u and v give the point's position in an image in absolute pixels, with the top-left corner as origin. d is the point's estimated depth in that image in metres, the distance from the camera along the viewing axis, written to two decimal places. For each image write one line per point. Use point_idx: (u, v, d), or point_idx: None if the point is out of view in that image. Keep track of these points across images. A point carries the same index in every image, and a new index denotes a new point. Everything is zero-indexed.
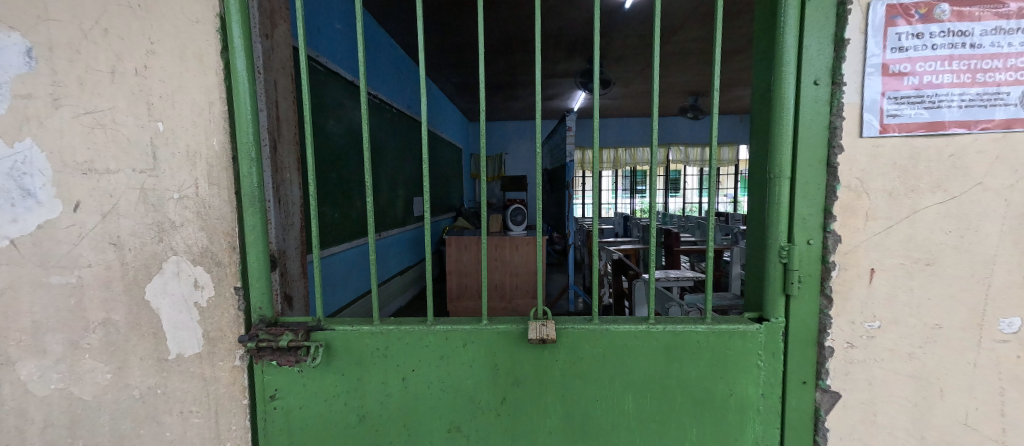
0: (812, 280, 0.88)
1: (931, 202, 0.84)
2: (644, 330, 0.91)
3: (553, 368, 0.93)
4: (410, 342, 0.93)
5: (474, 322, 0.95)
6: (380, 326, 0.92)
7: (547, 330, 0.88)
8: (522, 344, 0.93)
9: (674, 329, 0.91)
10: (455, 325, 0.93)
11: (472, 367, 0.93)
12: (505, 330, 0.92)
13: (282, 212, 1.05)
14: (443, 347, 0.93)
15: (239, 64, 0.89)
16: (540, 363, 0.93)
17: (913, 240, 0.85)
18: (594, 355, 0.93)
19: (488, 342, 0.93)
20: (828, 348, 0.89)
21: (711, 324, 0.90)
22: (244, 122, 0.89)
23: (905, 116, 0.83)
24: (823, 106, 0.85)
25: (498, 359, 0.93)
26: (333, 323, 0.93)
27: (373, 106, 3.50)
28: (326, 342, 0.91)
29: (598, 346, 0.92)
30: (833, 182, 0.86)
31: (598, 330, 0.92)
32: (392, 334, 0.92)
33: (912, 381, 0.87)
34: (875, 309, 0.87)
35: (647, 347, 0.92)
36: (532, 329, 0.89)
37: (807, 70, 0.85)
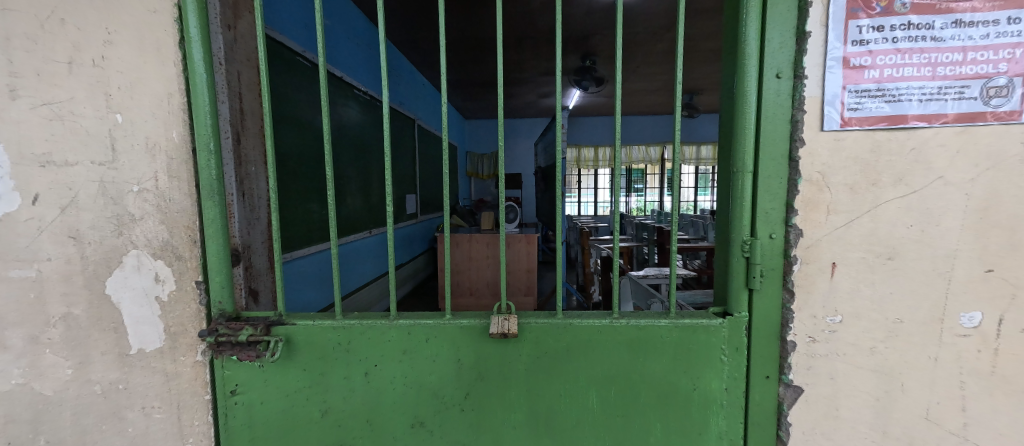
0: (775, 274, 0.88)
1: (892, 196, 0.84)
2: (608, 325, 0.91)
3: (517, 364, 0.93)
4: (372, 337, 0.92)
5: (437, 316, 0.94)
6: (342, 320, 0.91)
7: (509, 324, 0.88)
8: (484, 338, 0.92)
9: (638, 324, 0.90)
10: (419, 320, 0.92)
11: (436, 362, 0.93)
12: (467, 324, 0.92)
13: (247, 206, 1.04)
14: (406, 342, 0.92)
15: (196, 56, 0.88)
16: (503, 358, 0.92)
17: (874, 234, 0.85)
18: (559, 350, 0.92)
19: (451, 337, 0.92)
20: (790, 342, 0.89)
21: (675, 319, 0.90)
22: (202, 114, 0.89)
23: (866, 110, 0.82)
24: (785, 99, 0.85)
25: (462, 354, 0.93)
26: (294, 316, 0.93)
27: (363, 103, 3.49)
28: (288, 336, 0.90)
29: (561, 340, 0.92)
30: (795, 176, 0.85)
31: (561, 325, 0.91)
32: (355, 329, 0.91)
33: (874, 374, 0.88)
34: (837, 303, 0.87)
35: (610, 342, 0.91)
36: (493, 323, 0.88)
37: (768, 63, 0.84)
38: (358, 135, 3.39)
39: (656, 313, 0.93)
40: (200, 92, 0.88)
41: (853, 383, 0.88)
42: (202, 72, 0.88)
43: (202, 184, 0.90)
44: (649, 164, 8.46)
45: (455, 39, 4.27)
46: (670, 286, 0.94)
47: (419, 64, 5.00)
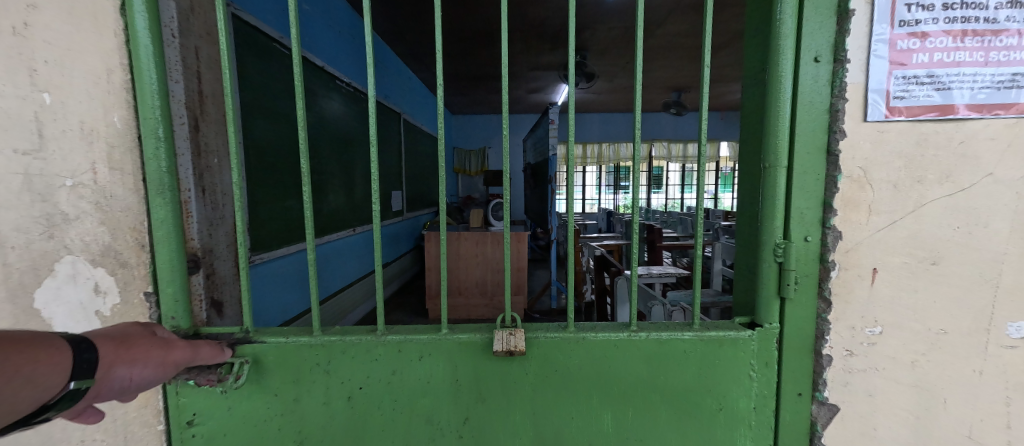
0: (809, 281, 0.79)
1: (938, 195, 0.76)
2: (625, 339, 0.81)
3: (522, 383, 0.82)
4: (356, 355, 0.79)
5: (432, 330, 0.82)
6: (320, 337, 0.78)
7: (515, 340, 0.77)
8: (486, 355, 0.81)
9: (659, 337, 0.81)
10: (410, 335, 0.80)
11: (429, 383, 0.81)
12: (466, 339, 0.80)
13: (207, 204, 0.87)
14: (395, 361, 0.80)
15: (139, 24, 0.74)
16: (507, 376, 0.81)
17: (917, 237, 0.77)
18: (571, 367, 0.82)
19: (448, 354, 0.81)
20: (826, 356, 0.80)
21: (700, 332, 0.81)
22: (147, 94, 0.74)
23: (913, 98, 0.73)
24: (824, 86, 0.76)
25: (460, 373, 0.81)
26: (263, 332, 0.79)
27: (346, 95, 3.31)
28: (255, 356, 0.77)
29: (573, 357, 0.81)
30: (834, 172, 0.76)
31: (573, 339, 0.81)
32: (336, 346, 0.79)
33: (913, 391, 0.80)
34: (877, 313, 0.79)
35: (629, 358, 0.81)
36: (496, 339, 0.78)
37: (806, 45, 0.75)
38: (341, 129, 3.21)
39: (678, 324, 0.84)
40: (145, 66, 0.74)
41: (890, 399, 0.80)
42: (145, 43, 0.74)
43: (149, 177, 0.76)
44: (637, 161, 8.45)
45: (441, 30, 4.11)
46: (694, 294, 0.85)
47: (405, 56, 4.82)
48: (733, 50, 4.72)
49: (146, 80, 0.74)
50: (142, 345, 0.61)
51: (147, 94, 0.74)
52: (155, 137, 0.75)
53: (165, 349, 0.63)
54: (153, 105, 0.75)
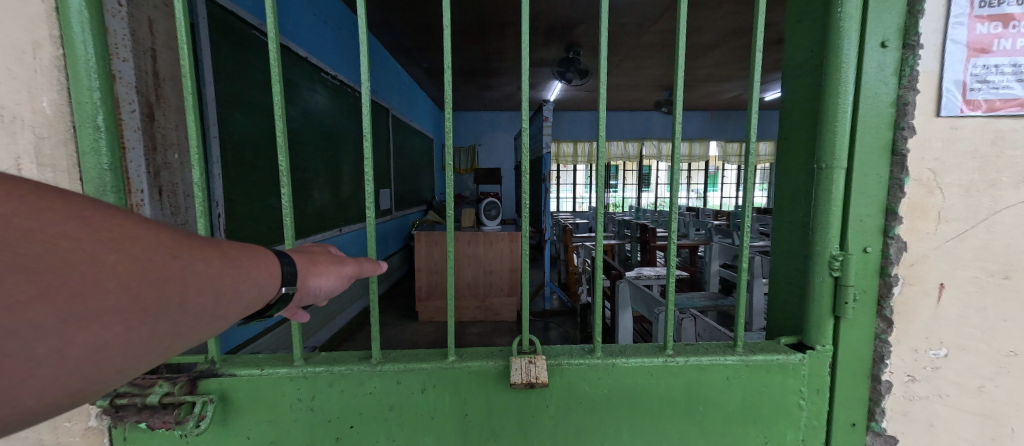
0: (868, 298, 0.70)
1: (1015, 201, 0.67)
2: (660, 365, 0.71)
3: (542, 417, 0.71)
4: (346, 389, 0.67)
5: (437, 357, 0.70)
6: (303, 368, 0.66)
7: (537, 370, 0.66)
8: (501, 386, 0.69)
9: (698, 362, 0.72)
10: (412, 364, 0.68)
11: (434, 420, 0.69)
12: (478, 368, 0.69)
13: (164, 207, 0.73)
14: (393, 395, 0.68)
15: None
16: (525, 410, 0.70)
17: (990, 248, 0.68)
18: (599, 397, 0.71)
19: (456, 386, 0.69)
20: (884, 383, 0.71)
21: (743, 356, 0.72)
22: (80, 70, 0.60)
23: (992, 91, 0.64)
24: (890, 75, 0.66)
25: (470, 407, 0.70)
26: (233, 363, 0.66)
27: (331, 88, 3.13)
28: (223, 392, 0.64)
29: (601, 386, 0.71)
30: (900, 174, 0.67)
31: (601, 366, 0.71)
32: (321, 379, 0.66)
33: (979, 420, 0.71)
34: (942, 333, 0.70)
35: (664, 386, 0.72)
36: (515, 368, 0.66)
37: (873, 27, 0.65)
38: (326, 123, 3.04)
39: (717, 347, 0.75)
40: (79, 36, 0.60)
41: (953, 429, 0.72)
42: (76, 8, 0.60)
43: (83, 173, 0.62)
44: (628, 160, 8.41)
45: (432, 22, 3.95)
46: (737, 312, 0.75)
47: (394, 49, 4.64)
48: (728, 49, 4.68)
49: (79, 53, 0.60)
50: (323, 261, 0.58)
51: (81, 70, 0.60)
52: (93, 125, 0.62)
53: (340, 264, 0.60)
54: (89, 85, 0.61)
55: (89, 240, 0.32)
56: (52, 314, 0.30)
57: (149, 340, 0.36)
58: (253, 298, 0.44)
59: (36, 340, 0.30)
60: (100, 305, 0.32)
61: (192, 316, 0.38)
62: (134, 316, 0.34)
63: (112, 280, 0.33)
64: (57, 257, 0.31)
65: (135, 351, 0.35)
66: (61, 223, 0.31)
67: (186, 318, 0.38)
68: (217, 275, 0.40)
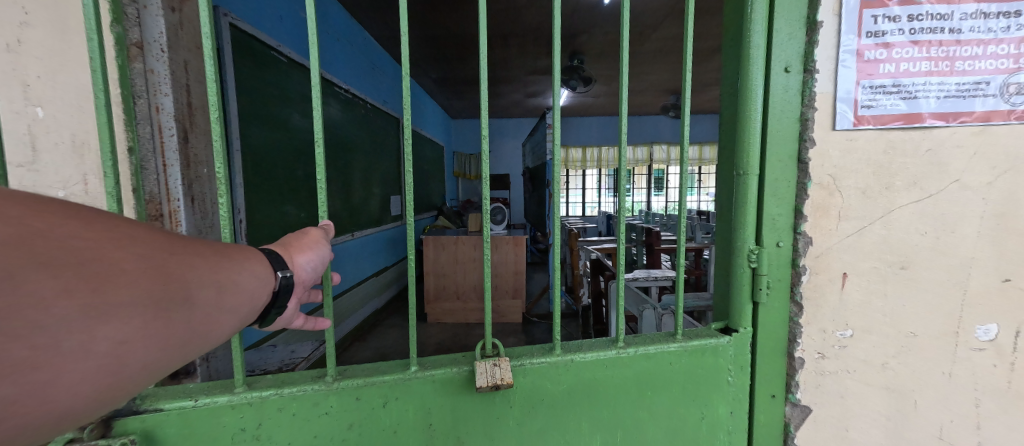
0: (781, 286, 0.81)
1: (907, 201, 0.78)
2: (614, 357, 0.82)
3: (505, 415, 0.80)
4: (299, 411, 0.72)
5: (399, 369, 0.78)
6: (247, 394, 0.70)
7: (501, 372, 0.75)
8: (468, 388, 0.78)
9: (647, 352, 0.82)
10: (370, 379, 0.75)
11: (396, 431, 0.76)
12: (443, 375, 0.78)
13: (197, 211, 0.92)
14: (352, 411, 0.74)
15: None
16: (490, 405, 0.79)
17: (888, 242, 0.79)
18: (559, 392, 0.82)
19: (419, 395, 0.77)
20: (798, 359, 0.82)
21: (684, 342, 0.83)
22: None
23: (880, 108, 0.75)
24: (794, 95, 0.78)
25: (433, 416, 0.78)
26: (156, 398, 0.68)
27: (343, 101, 3.36)
28: (146, 432, 0.66)
29: (561, 381, 0.81)
30: (804, 179, 0.78)
31: (560, 362, 0.81)
32: (270, 403, 0.71)
33: (886, 393, 0.82)
34: (848, 316, 0.80)
35: (618, 375, 0.82)
36: (480, 372, 0.75)
37: (777, 55, 0.77)
38: (338, 133, 3.24)
39: (663, 336, 0.86)
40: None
41: (862, 405, 0.82)
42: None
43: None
44: (636, 164, 8.45)
45: (438, 35, 4.14)
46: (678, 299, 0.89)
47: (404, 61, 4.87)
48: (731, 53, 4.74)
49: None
50: (301, 241, 0.65)
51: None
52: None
53: (318, 243, 0.67)
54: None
55: (99, 240, 0.38)
56: (74, 308, 0.35)
57: (168, 332, 0.41)
58: (255, 289, 0.51)
59: (68, 336, 0.35)
60: (123, 299, 0.38)
61: (202, 308, 0.44)
62: (152, 311, 0.40)
63: (132, 277, 0.39)
64: (68, 256, 0.36)
65: (155, 344, 0.41)
66: (66, 227, 0.36)
67: (196, 310, 0.43)
68: (214, 271, 0.46)
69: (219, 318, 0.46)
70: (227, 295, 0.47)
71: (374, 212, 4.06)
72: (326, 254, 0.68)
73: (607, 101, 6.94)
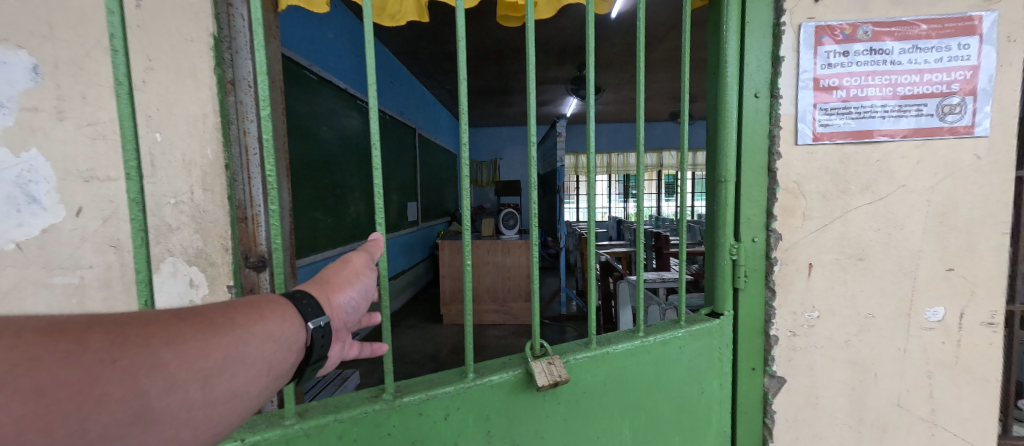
0: (757, 274, 0.97)
1: (861, 203, 0.93)
2: (639, 346, 0.88)
3: (555, 413, 0.81)
4: (360, 436, 0.66)
5: (455, 377, 0.75)
6: (300, 425, 0.63)
7: (557, 370, 0.77)
8: (523, 391, 0.77)
9: (663, 339, 0.91)
10: (429, 392, 0.71)
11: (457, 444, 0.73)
12: (500, 381, 0.76)
13: (274, 216, 1.10)
14: (414, 429, 0.70)
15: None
16: (540, 405, 0.79)
17: (845, 237, 0.94)
18: (595, 384, 0.85)
19: (479, 403, 0.74)
20: (773, 336, 0.97)
21: (688, 328, 0.94)
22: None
23: (834, 126, 0.91)
24: (763, 116, 0.94)
25: (493, 424, 0.76)
26: None
27: (365, 113, 3.60)
28: None
29: (599, 373, 0.84)
30: (773, 186, 0.94)
31: (598, 356, 0.84)
32: (328, 431, 0.65)
33: (849, 366, 0.96)
34: (814, 300, 0.95)
35: (641, 362, 0.89)
36: (538, 371, 0.76)
37: (748, 84, 0.93)
38: (359, 144, 3.47)
39: (670, 325, 0.96)
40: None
41: (828, 376, 0.97)
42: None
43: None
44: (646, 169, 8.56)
45: (453, 50, 4.38)
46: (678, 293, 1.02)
47: (420, 74, 5.13)
48: None
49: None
50: (337, 275, 0.58)
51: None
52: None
53: (355, 273, 0.59)
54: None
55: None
56: None
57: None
58: (263, 361, 0.44)
59: None
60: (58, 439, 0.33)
61: (172, 416, 0.38)
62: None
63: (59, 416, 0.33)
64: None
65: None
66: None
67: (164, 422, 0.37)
68: (197, 360, 0.38)
69: (215, 411, 0.40)
70: (218, 384, 0.40)
71: (392, 218, 4.30)
72: (371, 282, 0.61)
73: (616, 108, 7.10)
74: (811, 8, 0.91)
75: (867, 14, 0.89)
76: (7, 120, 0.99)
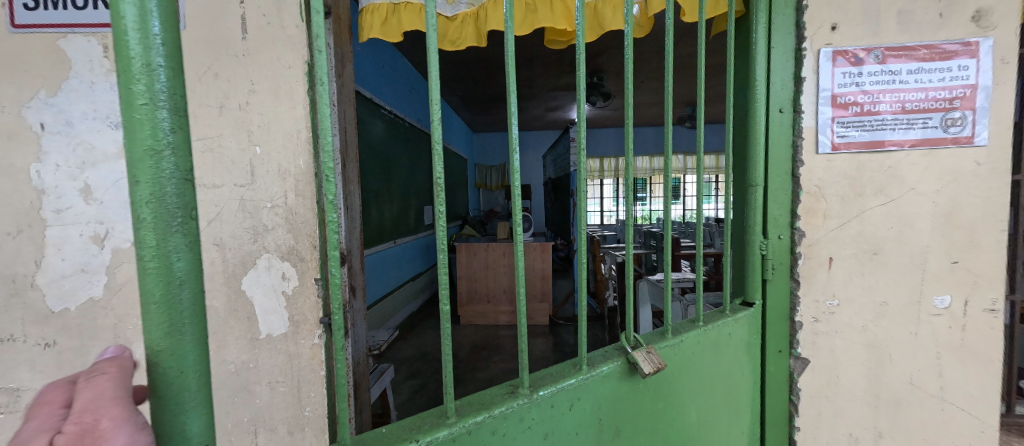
0: (784, 267, 1.09)
1: (875, 204, 1.06)
2: (703, 332, 0.97)
3: (645, 399, 0.87)
4: (509, 431, 0.68)
5: (572, 369, 0.78)
6: (458, 422, 0.64)
7: (656, 358, 0.82)
8: (625, 379, 0.83)
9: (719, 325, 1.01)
10: (557, 383, 0.74)
11: (577, 433, 0.76)
12: (607, 370, 0.81)
13: (350, 217, 1.27)
14: (546, 421, 0.72)
15: (125, 7, 0.33)
16: (635, 391, 0.85)
17: (861, 234, 1.07)
18: (674, 370, 0.92)
19: (595, 392, 0.78)
20: (798, 322, 1.10)
21: (734, 316, 1.05)
22: (143, 162, 0.34)
23: (851, 137, 1.04)
24: (787, 128, 1.07)
25: (603, 411, 0.80)
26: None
27: (388, 122, 3.77)
28: None
29: (676, 359, 0.91)
30: (797, 189, 1.07)
31: (676, 343, 0.91)
32: (485, 428, 0.66)
33: (866, 348, 1.08)
34: (833, 289, 1.08)
35: (705, 347, 0.97)
36: (641, 359, 0.81)
37: (773, 100, 1.07)
38: (383, 150, 3.63)
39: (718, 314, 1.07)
40: (149, 109, 0.34)
41: (848, 358, 1.09)
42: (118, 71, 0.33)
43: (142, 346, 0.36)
44: (654, 173, 8.67)
45: (470, 60, 4.55)
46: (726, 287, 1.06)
47: (436, 82, 5.31)
48: None
49: (144, 133, 0.34)
50: None
51: (141, 155, 0.34)
52: (157, 261, 0.35)
53: None
54: (152, 192, 0.35)
55: None
56: None
57: None
58: None
59: None
60: None
61: None
62: None
63: None
64: None
65: None
66: None
67: None
68: None
69: None
70: None
71: (412, 222, 4.45)
72: None
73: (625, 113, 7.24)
74: (828, 34, 1.04)
75: (877, 40, 1.03)
76: None
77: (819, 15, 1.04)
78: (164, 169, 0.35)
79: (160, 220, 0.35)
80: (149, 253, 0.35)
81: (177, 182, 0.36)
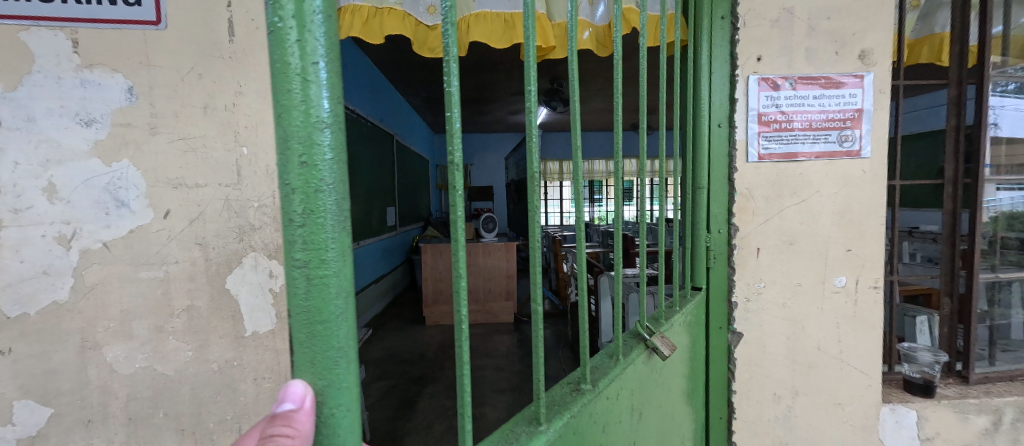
0: (722, 256, 1.31)
1: (791, 204, 1.29)
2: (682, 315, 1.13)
3: (650, 379, 0.95)
4: (580, 429, 0.64)
5: (610, 360, 0.79)
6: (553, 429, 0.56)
7: (666, 342, 0.92)
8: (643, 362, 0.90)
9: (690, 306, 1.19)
10: (611, 375, 0.73)
11: (617, 421, 0.78)
12: (636, 357, 0.85)
13: None
14: (600, 413, 0.71)
15: None
16: (646, 372, 0.93)
17: (781, 228, 1.30)
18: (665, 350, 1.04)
19: (628, 377, 0.82)
20: (734, 302, 1.31)
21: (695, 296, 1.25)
22: (295, 161, 0.27)
23: (772, 149, 1.27)
24: (724, 140, 1.28)
25: (632, 395, 0.84)
26: None
27: (352, 121, 3.71)
28: None
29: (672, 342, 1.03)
30: (732, 191, 1.29)
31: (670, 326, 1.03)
32: (568, 429, 0.60)
33: (787, 322, 1.32)
34: (761, 274, 1.31)
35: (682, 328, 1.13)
36: (659, 344, 0.90)
37: (713, 117, 1.28)
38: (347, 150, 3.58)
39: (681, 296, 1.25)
40: (302, 91, 0.27)
41: (770, 330, 1.32)
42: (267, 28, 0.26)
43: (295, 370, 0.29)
44: (608, 176, 9.14)
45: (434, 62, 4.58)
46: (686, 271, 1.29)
47: (398, 82, 5.26)
48: None
49: (296, 106, 0.27)
50: None
51: (294, 160, 0.27)
52: (314, 282, 0.28)
53: None
54: (307, 207, 0.27)
55: None
56: None
57: None
58: None
59: None
60: None
61: None
62: None
63: None
64: None
65: None
66: None
67: None
68: None
69: None
70: None
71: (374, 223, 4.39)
72: None
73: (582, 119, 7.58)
74: (755, 65, 1.26)
75: (791, 71, 1.26)
76: (101, 133, 1.11)
77: (748, 49, 1.25)
78: (318, 151, 0.27)
79: (312, 215, 0.27)
80: (300, 254, 0.28)
81: (333, 168, 0.28)
